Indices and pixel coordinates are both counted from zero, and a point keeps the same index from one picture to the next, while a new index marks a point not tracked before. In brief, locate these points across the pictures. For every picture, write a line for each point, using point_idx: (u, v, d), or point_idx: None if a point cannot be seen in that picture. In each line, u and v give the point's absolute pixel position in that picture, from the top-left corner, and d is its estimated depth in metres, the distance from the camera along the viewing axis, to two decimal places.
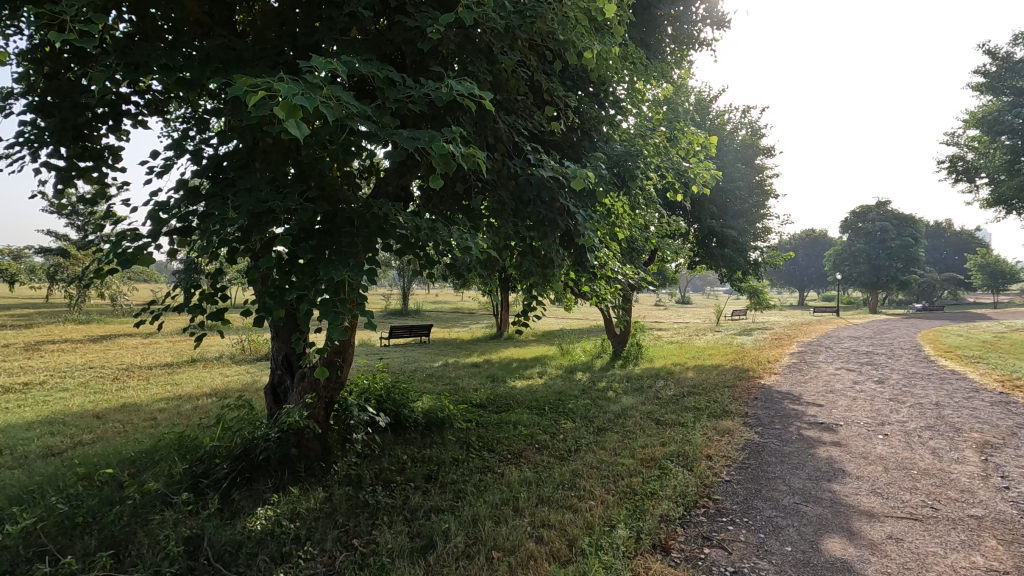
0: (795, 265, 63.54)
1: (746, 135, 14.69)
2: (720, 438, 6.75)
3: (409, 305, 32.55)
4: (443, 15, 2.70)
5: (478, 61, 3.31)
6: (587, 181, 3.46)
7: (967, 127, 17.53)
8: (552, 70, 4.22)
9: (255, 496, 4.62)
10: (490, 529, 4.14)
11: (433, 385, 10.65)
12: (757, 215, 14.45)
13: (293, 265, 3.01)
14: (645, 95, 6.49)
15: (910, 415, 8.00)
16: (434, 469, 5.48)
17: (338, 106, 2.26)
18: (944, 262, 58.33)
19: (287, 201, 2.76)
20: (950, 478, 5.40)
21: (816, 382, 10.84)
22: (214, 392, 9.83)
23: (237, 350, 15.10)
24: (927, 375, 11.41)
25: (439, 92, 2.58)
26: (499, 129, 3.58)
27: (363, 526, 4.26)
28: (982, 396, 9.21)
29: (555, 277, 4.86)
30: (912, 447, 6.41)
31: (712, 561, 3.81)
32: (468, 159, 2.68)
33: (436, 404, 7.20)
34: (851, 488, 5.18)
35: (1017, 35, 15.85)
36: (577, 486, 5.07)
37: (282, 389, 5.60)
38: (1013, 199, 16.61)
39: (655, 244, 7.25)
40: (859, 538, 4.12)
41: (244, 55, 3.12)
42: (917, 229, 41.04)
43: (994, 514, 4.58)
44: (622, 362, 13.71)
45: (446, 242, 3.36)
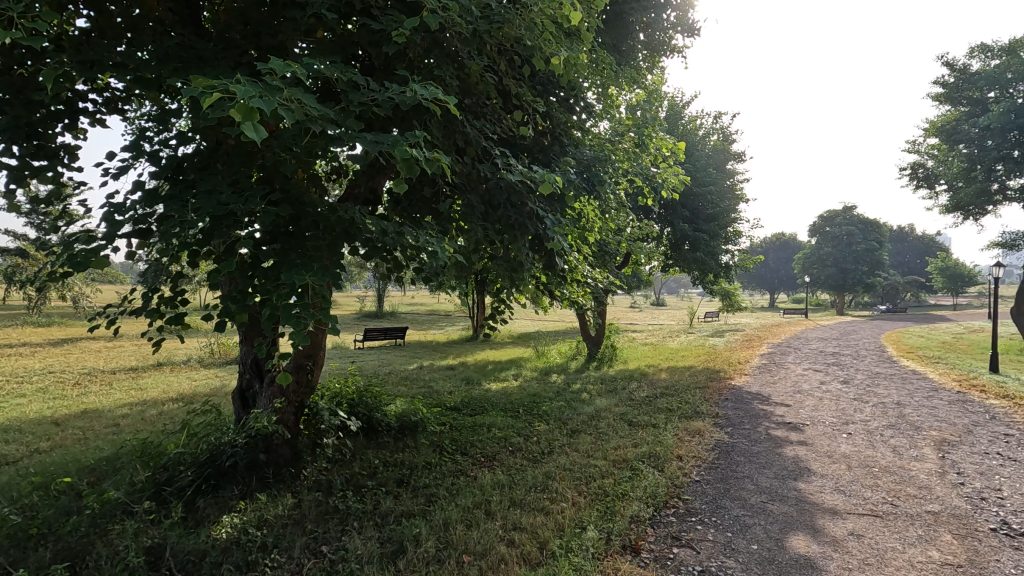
0: (765, 267, 65.02)
1: (717, 140, 14.97)
2: (691, 439, 6.87)
3: (384, 307, 32.32)
4: (408, 18, 2.69)
5: (445, 65, 3.30)
6: (555, 185, 3.49)
7: (927, 135, 18.18)
8: (521, 74, 4.23)
9: (221, 504, 4.51)
10: (461, 533, 4.12)
11: (408, 387, 10.61)
12: (728, 219, 14.73)
13: (257, 269, 2.94)
14: (616, 101, 6.57)
15: (873, 414, 8.25)
16: (406, 473, 5.43)
17: (298, 108, 2.23)
18: (906, 265, 60.36)
19: (249, 204, 2.72)
20: (909, 475, 5.58)
21: (785, 382, 11.11)
22: (180, 397, 9.56)
23: (206, 354, 14.76)
24: (890, 375, 11.77)
25: (404, 96, 2.57)
26: (469, 133, 3.58)
27: (333, 532, 4.20)
28: (939, 395, 9.53)
29: (527, 281, 4.88)
30: (874, 446, 6.62)
31: (680, 560, 3.87)
32: (433, 163, 2.67)
33: (409, 407, 7.15)
34: (815, 486, 5.31)
35: (973, 48, 16.50)
36: (549, 488, 5.09)
37: (250, 394, 5.51)
38: (970, 204, 17.24)
39: (627, 247, 7.34)
40: (822, 536, 4.22)
41: (204, 55, 3.06)
42: (881, 234, 42.32)
43: (949, 509, 4.75)
44: (596, 364, 13.86)
45: (414, 245, 3.35)
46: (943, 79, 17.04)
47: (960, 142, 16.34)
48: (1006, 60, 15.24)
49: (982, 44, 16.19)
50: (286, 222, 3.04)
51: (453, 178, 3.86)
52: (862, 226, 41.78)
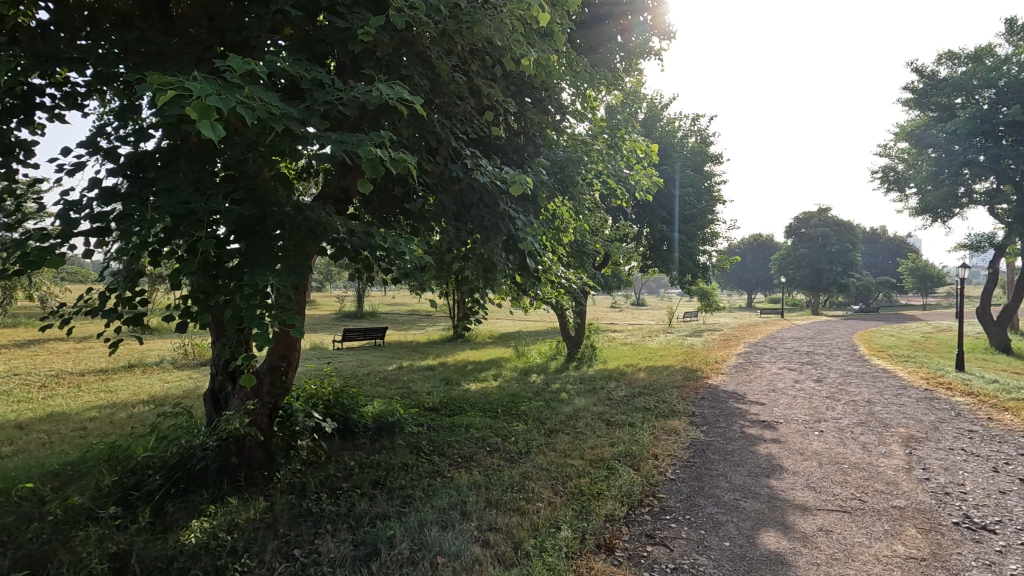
0: (743, 268, 66.01)
1: (695, 142, 15.15)
2: (667, 438, 6.92)
3: (363, 308, 32.03)
4: (373, 16, 2.68)
5: (413, 65, 3.29)
6: (526, 185, 3.50)
7: (897, 140, 18.62)
8: (494, 75, 4.23)
9: (190, 508, 4.41)
10: (436, 535, 4.09)
11: (386, 387, 10.54)
12: (706, 220, 14.90)
13: (220, 269, 2.90)
14: (592, 102, 6.59)
15: (844, 412, 8.41)
16: (382, 474, 5.38)
17: (259, 107, 2.22)
18: (877, 266, 61.82)
19: (211, 203, 2.68)
20: (877, 471, 5.72)
21: (760, 381, 11.28)
22: (151, 399, 9.33)
23: (179, 355, 14.45)
24: (861, 374, 12.02)
25: (369, 96, 2.56)
26: (440, 133, 3.58)
27: (305, 535, 4.13)
28: (907, 393, 9.77)
29: (502, 281, 4.87)
30: (844, 443, 6.77)
31: (653, 559, 3.90)
32: (400, 163, 2.66)
33: (386, 408, 7.12)
34: (787, 483, 5.41)
35: (941, 55, 16.98)
36: (525, 488, 5.10)
37: (222, 395, 5.44)
38: (938, 207, 17.69)
39: (603, 248, 7.38)
40: (792, 532, 4.30)
41: (165, 51, 3.01)
42: (854, 235, 43.25)
43: (914, 504, 4.88)
44: (575, 363, 13.93)
45: (382, 246, 3.34)
46: (913, 85, 17.46)
47: (929, 146, 16.79)
48: (972, 68, 15.72)
49: (949, 51, 16.68)
50: (251, 221, 2.99)
51: (424, 178, 3.84)
52: (836, 228, 42.61)
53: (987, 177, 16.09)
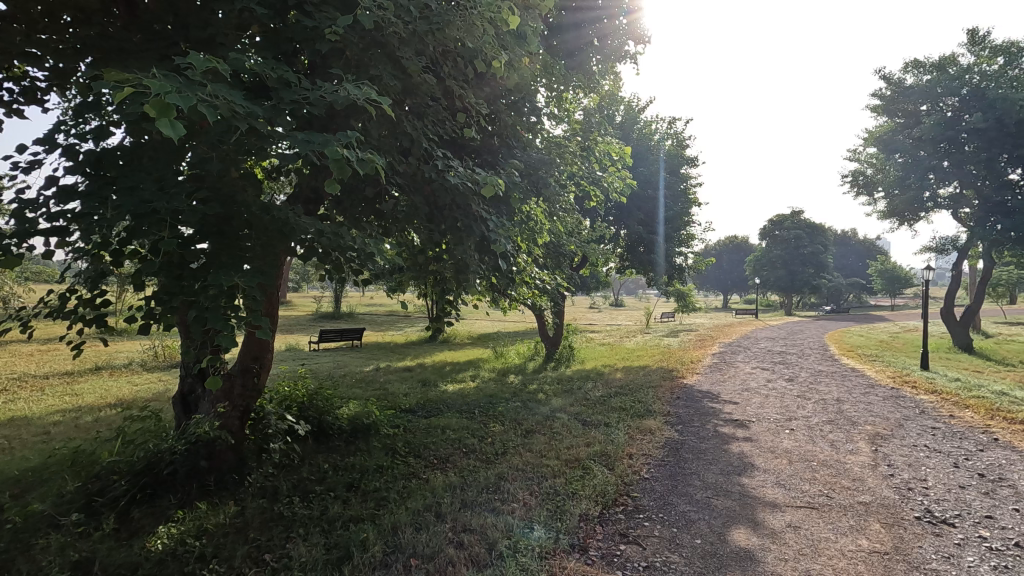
0: (719, 270, 67.07)
1: (671, 145, 15.32)
2: (642, 437, 7.00)
3: (341, 309, 31.61)
4: (340, 16, 2.69)
5: (383, 65, 3.28)
6: (499, 186, 3.53)
7: (866, 144, 19.13)
8: (465, 77, 4.23)
9: (158, 514, 4.30)
10: (410, 537, 4.07)
11: (362, 389, 10.42)
12: (681, 222, 15.11)
13: (186, 270, 2.85)
14: (567, 105, 6.65)
15: (814, 410, 8.61)
16: (357, 477, 5.33)
17: (222, 105, 2.21)
18: (849, 268, 63.41)
19: (174, 203, 2.64)
20: (844, 468, 5.87)
21: (734, 380, 11.48)
22: (118, 403, 9.07)
23: (150, 357, 14.06)
24: (831, 373, 12.32)
25: (335, 96, 2.58)
26: (411, 134, 3.58)
27: (276, 540, 4.04)
28: (875, 392, 10.04)
29: (478, 282, 4.87)
30: (813, 441, 6.93)
31: (625, 557, 3.94)
32: (368, 163, 2.67)
33: (362, 410, 7.06)
34: (758, 481, 5.52)
35: (907, 64, 17.53)
36: (501, 489, 5.11)
37: (192, 399, 5.35)
38: (906, 210, 18.22)
39: (579, 249, 7.43)
40: (761, 528, 4.39)
41: (126, 46, 2.97)
42: (826, 238, 44.24)
43: (879, 499, 5.02)
44: (553, 364, 13.98)
45: (353, 248, 3.34)
46: (881, 91, 17.91)
47: (896, 152, 17.31)
48: (936, 76, 16.23)
49: (916, 60, 17.19)
50: (218, 220, 2.93)
51: (396, 178, 3.84)
52: (808, 231, 43.59)
53: (950, 182, 16.67)
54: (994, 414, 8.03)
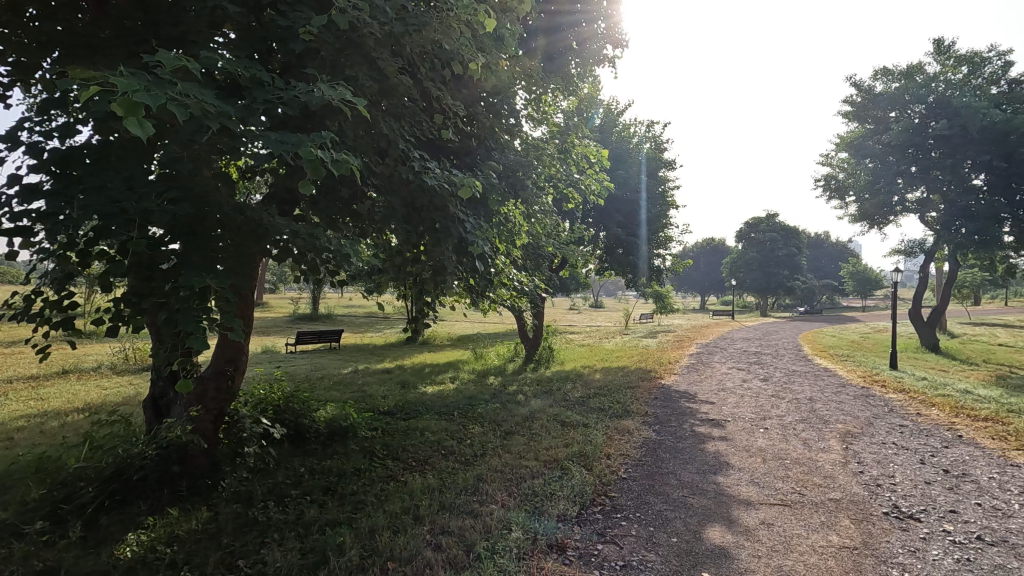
0: (697, 272, 68.01)
1: (650, 148, 15.50)
2: (620, 437, 7.07)
3: (319, 310, 31.24)
4: (313, 16, 2.68)
5: (359, 66, 3.27)
6: (476, 189, 3.54)
7: (838, 149, 19.61)
8: (443, 79, 4.23)
9: (127, 520, 4.19)
10: (387, 541, 4.04)
11: (340, 392, 10.32)
12: (659, 225, 15.28)
13: (156, 271, 2.79)
14: (546, 108, 6.69)
15: (788, 410, 8.80)
16: (334, 480, 5.27)
17: (192, 104, 2.18)
18: (822, 270, 64.86)
19: (143, 203, 2.59)
20: (816, 466, 6.01)
21: (711, 381, 11.66)
22: (86, 408, 8.82)
23: (120, 359, 13.73)
24: (804, 372, 12.59)
25: (309, 96, 2.57)
26: (388, 136, 3.57)
27: (251, 545, 3.98)
28: (846, 391, 10.30)
29: (456, 284, 4.87)
30: (787, 439, 7.07)
31: (603, 556, 3.97)
32: (342, 164, 2.67)
33: (339, 412, 6.99)
34: (733, 479, 5.61)
35: (877, 71, 18.03)
36: (479, 490, 5.11)
37: (164, 402, 5.24)
38: (876, 214, 18.72)
39: (558, 250, 7.47)
40: (736, 526, 4.47)
41: (95, 43, 2.91)
42: (800, 240, 45.19)
43: (849, 496, 5.15)
44: (533, 365, 14.01)
45: (328, 248, 3.32)
46: (852, 98, 18.38)
47: (867, 157, 17.99)
48: (905, 84, 16.73)
49: (885, 68, 17.70)
50: (189, 220, 2.87)
51: (373, 179, 3.82)
52: (783, 234, 44.43)
53: (917, 187, 17.21)
54: (959, 412, 8.29)
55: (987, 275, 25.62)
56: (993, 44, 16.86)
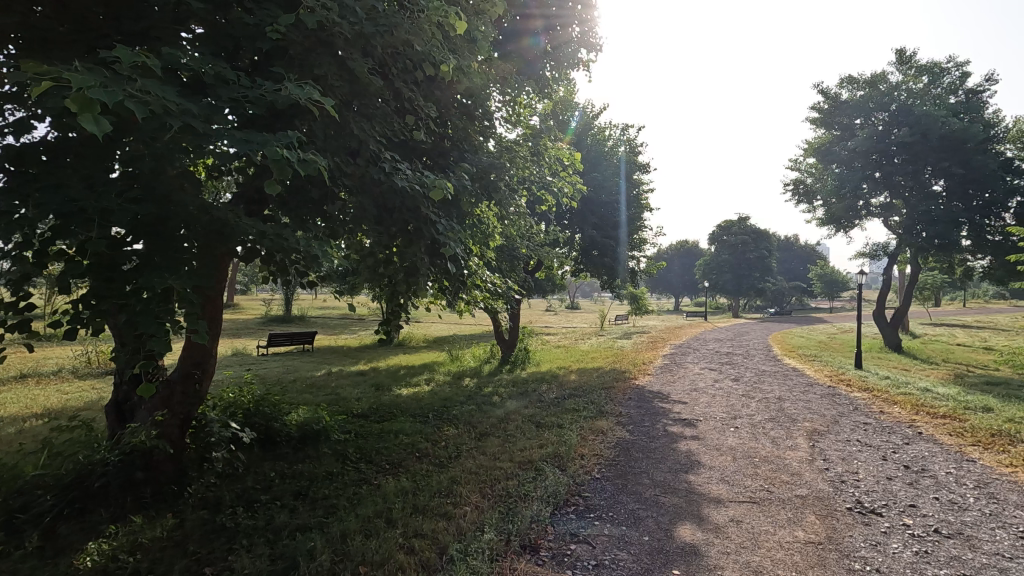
0: (670, 274, 68.98)
1: (624, 151, 15.65)
2: (594, 438, 7.14)
3: (292, 312, 30.73)
4: (280, 15, 2.67)
5: (328, 66, 3.25)
6: (447, 190, 3.54)
7: (806, 155, 20.13)
8: (415, 82, 4.21)
9: (88, 528, 4.04)
10: (359, 545, 4.00)
11: (312, 394, 10.16)
12: (633, 227, 15.43)
13: (116, 271, 2.71)
14: (521, 111, 6.71)
15: (758, 409, 8.99)
16: (305, 484, 5.19)
17: (149, 100, 2.15)
18: (792, 272, 66.38)
19: (102, 201, 2.52)
20: (784, 464, 6.16)
21: (684, 381, 11.85)
22: (45, 413, 8.49)
23: (82, 363, 13.29)
24: (774, 372, 12.88)
25: (275, 95, 2.56)
26: (357, 136, 3.55)
27: (218, 552, 3.89)
28: (814, 390, 10.58)
29: (429, 285, 4.85)
30: (756, 437, 7.23)
31: (576, 556, 3.99)
32: (308, 164, 2.66)
33: (311, 415, 6.87)
34: (704, 478, 5.71)
35: (843, 80, 18.55)
36: (453, 492, 5.09)
37: (128, 407, 5.10)
38: (842, 218, 19.26)
39: (533, 252, 7.50)
40: (706, 524, 4.55)
41: (52, 37, 2.84)
42: (771, 243, 46.22)
43: (815, 492, 5.29)
44: (509, 367, 14.02)
45: (296, 249, 3.29)
46: (819, 105, 18.89)
47: (834, 162, 18.43)
48: (869, 93, 17.28)
49: (850, 76, 18.23)
50: (151, 219, 2.79)
51: (343, 180, 3.78)
52: (755, 237, 45.23)
53: (881, 192, 17.79)
54: (919, 410, 8.59)
55: (947, 277, 26.58)
56: (951, 55, 17.52)
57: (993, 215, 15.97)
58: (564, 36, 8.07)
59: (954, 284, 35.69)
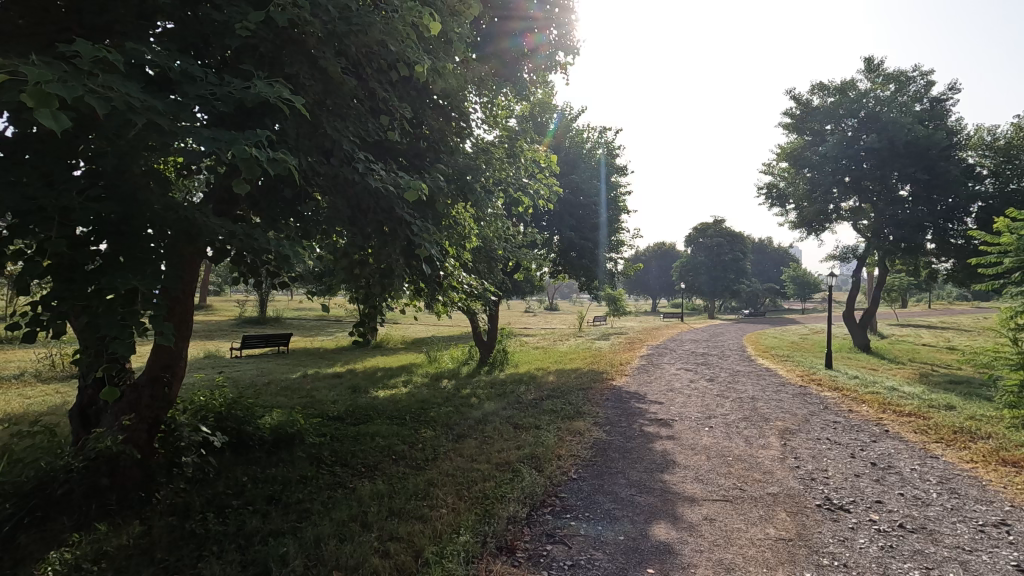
0: (648, 275, 69.73)
1: (602, 153, 15.76)
2: (571, 438, 7.18)
3: (267, 314, 30.22)
4: (250, 12, 2.64)
5: (300, 65, 3.23)
6: (421, 191, 3.53)
7: (779, 159, 20.54)
8: (391, 83, 4.20)
9: (49, 537, 3.91)
10: (333, 549, 3.95)
11: (287, 397, 10.01)
12: (611, 229, 15.52)
13: (79, 273, 2.63)
14: (498, 112, 6.71)
15: (732, 408, 9.13)
16: (278, 489, 5.10)
17: (112, 95, 2.10)
18: (766, 274, 67.66)
19: (64, 200, 2.45)
20: (756, 462, 6.27)
21: (660, 381, 11.99)
22: (5, 419, 8.18)
23: (45, 366, 12.85)
24: (748, 372, 13.11)
25: (245, 93, 2.53)
26: (330, 136, 3.51)
27: (187, 559, 3.81)
28: (786, 390, 10.79)
29: (405, 287, 4.81)
30: (730, 437, 7.35)
31: (552, 557, 4.00)
32: (279, 164, 2.64)
33: (285, 419, 6.77)
34: (679, 477, 5.79)
35: (814, 86, 18.99)
36: (430, 495, 5.06)
37: (94, 411, 4.94)
38: (814, 221, 19.70)
39: (510, 253, 7.50)
40: (680, 522, 4.61)
41: (11, 30, 2.76)
42: (745, 246, 47.06)
43: (785, 490, 5.40)
44: (488, 368, 14.00)
45: (267, 250, 3.24)
46: (792, 111, 19.30)
47: (806, 167, 18.83)
48: (839, 99, 17.73)
49: (821, 83, 18.67)
50: (116, 219, 2.73)
51: (316, 180, 3.73)
52: (730, 239, 45.96)
53: (851, 196, 18.26)
54: (886, 408, 8.83)
55: (913, 279, 27.40)
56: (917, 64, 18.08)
57: (955, 219, 16.52)
58: (544, 40, 8.12)
59: (919, 285, 36.89)
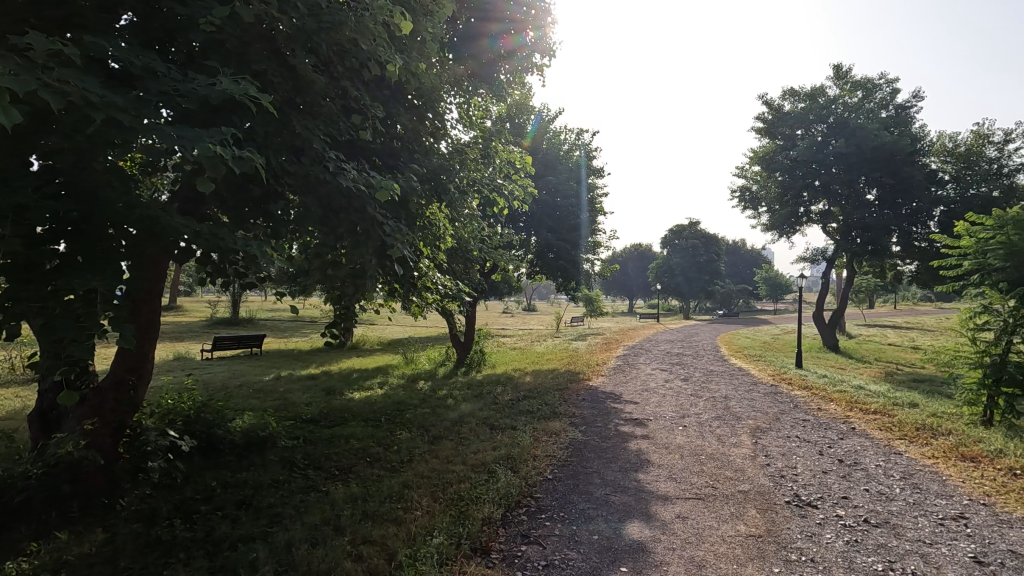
0: (625, 276, 70.40)
1: (580, 155, 15.85)
2: (547, 439, 7.20)
3: (239, 314, 29.64)
4: (214, 7, 2.60)
5: (268, 62, 3.19)
6: (393, 191, 3.50)
7: (752, 162, 20.94)
8: (363, 82, 4.17)
9: (5, 547, 3.77)
10: (304, 553, 3.88)
11: (260, 399, 9.83)
12: (588, 229, 15.60)
13: (34, 273, 2.55)
14: (474, 113, 6.70)
15: (705, 407, 9.27)
16: (249, 493, 5.00)
17: (69, 90, 2.05)
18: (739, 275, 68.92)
19: (18, 197, 2.36)
20: (728, 460, 6.38)
21: (635, 381, 12.11)
22: None
23: (5, 369, 12.40)
24: (721, 372, 13.32)
25: (210, 90, 2.48)
26: (300, 134, 3.47)
27: (151, 566, 3.71)
28: (758, 389, 11.00)
29: (378, 287, 4.77)
30: (703, 435, 7.46)
31: (526, 557, 4.01)
32: (246, 162, 2.60)
33: (258, 422, 6.71)
34: (653, 476, 5.85)
35: (785, 91, 19.43)
36: (404, 497, 5.02)
37: (55, 415, 4.76)
38: (785, 223, 20.14)
39: (485, 253, 7.49)
40: (653, 520, 4.66)
41: None
42: (720, 247, 47.87)
43: (755, 487, 5.51)
44: (464, 369, 13.96)
45: (235, 250, 3.19)
46: (764, 115, 19.70)
47: (778, 170, 19.23)
48: (809, 105, 18.18)
49: (792, 89, 19.10)
50: (75, 219, 2.65)
51: (286, 179, 3.67)
52: (705, 240, 46.68)
53: (820, 200, 18.71)
54: (853, 406, 9.07)
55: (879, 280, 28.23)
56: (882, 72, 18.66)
57: (919, 222, 17.06)
58: (522, 42, 8.11)
59: (885, 286, 38.10)
